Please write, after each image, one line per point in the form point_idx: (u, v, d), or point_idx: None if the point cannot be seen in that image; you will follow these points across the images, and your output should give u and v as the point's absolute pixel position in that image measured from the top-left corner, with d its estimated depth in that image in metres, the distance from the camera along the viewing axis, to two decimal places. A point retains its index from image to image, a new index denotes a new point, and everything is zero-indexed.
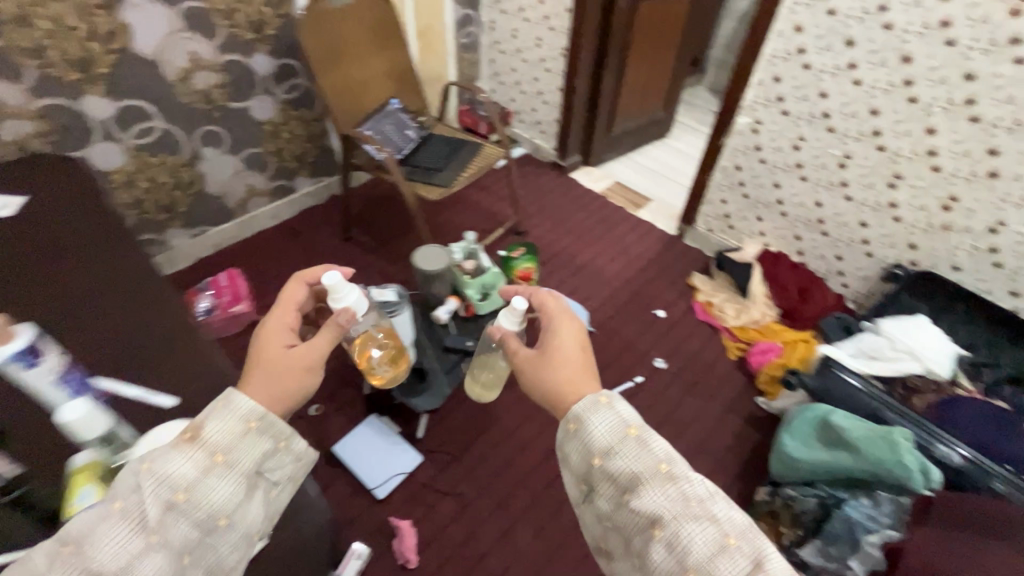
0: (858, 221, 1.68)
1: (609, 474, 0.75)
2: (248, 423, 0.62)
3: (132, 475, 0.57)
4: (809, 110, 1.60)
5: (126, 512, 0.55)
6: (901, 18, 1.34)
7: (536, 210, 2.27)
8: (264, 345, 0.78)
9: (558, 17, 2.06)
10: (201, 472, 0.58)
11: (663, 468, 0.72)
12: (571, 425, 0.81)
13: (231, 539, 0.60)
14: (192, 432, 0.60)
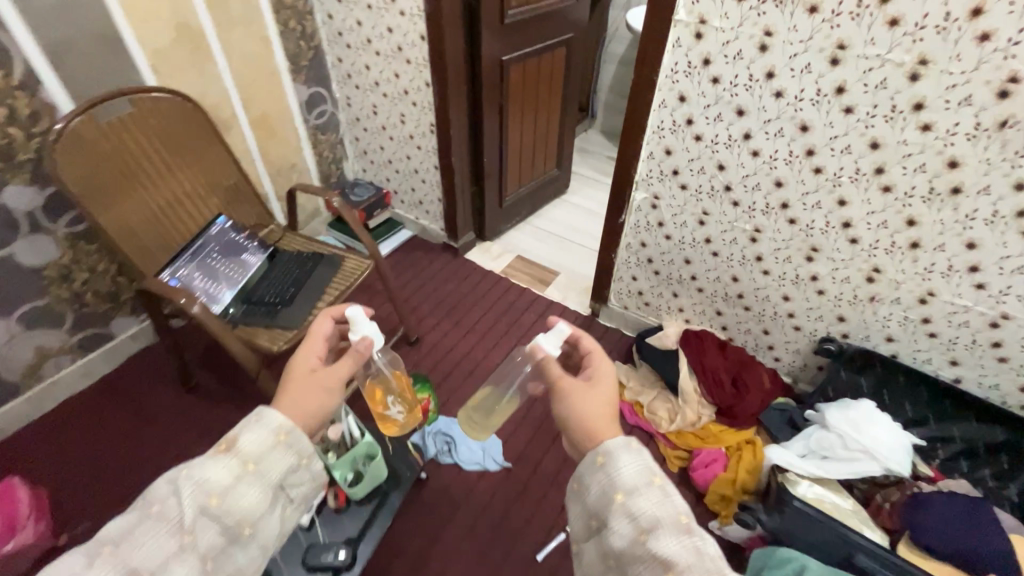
0: (780, 295, 1.45)
1: (629, 514, 0.67)
2: (279, 435, 0.71)
3: (168, 487, 0.65)
4: (708, 184, 1.37)
5: (161, 517, 0.62)
6: (791, 85, 1.13)
7: (428, 309, 1.94)
8: (304, 369, 0.84)
9: (418, 92, 1.78)
10: (233, 478, 0.66)
11: (682, 519, 0.66)
12: (599, 458, 0.74)
13: (250, 548, 0.67)
14: (227, 443, 0.69)
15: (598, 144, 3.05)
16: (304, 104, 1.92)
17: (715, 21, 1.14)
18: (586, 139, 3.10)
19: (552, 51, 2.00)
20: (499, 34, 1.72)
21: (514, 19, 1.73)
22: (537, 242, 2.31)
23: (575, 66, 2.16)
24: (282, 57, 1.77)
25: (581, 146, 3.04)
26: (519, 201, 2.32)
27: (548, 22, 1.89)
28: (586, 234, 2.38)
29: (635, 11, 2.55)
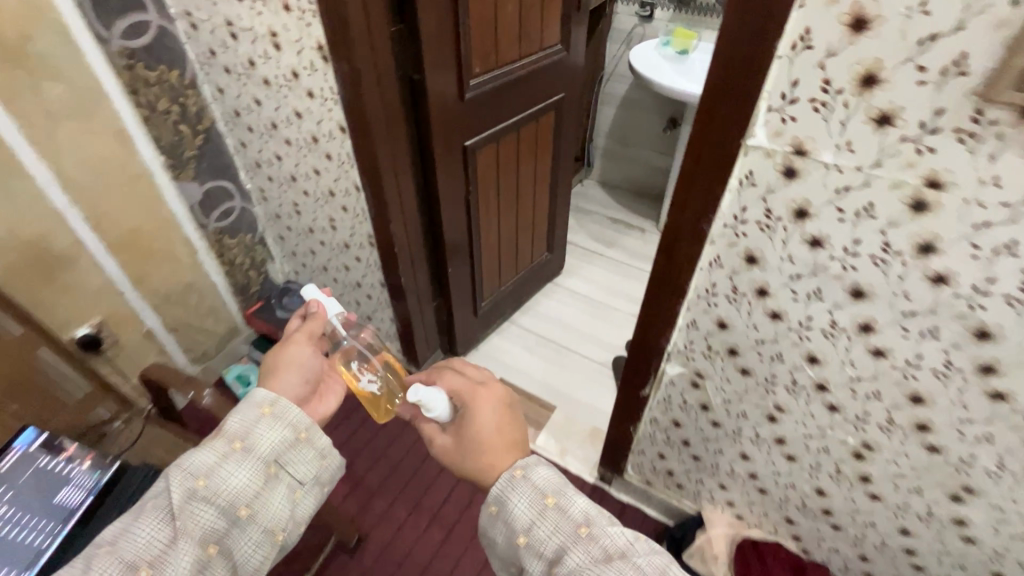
0: (894, 526, 0.94)
1: (537, 551, 0.71)
2: (264, 410, 0.77)
3: (164, 480, 0.71)
4: (788, 376, 0.86)
5: (158, 509, 0.68)
6: (970, 270, 0.61)
7: (381, 481, 1.44)
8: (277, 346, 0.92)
9: (348, 195, 1.25)
10: (219, 459, 0.72)
11: (582, 530, 0.70)
12: (491, 507, 0.76)
13: (253, 530, 0.72)
14: (217, 431, 0.75)
15: (597, 200, 2.54)
16: (197, 206, 1.40)
17: (826, 153, 0.62)
18: (583, 193, 2.58)
19: (537, 120, 1.48)
20: (457, 114, 1.20)
21: (480, 91, 1.21)
22: (525, 352, 1.81)
23: (567, 132, 1.65)
24: (153, 151, 1.26)
25: (577, 203, 2.53)
26: (501, 300, 1.81)
27: (529, 85, 1.37)
28: (588, 336, 1.88)
29: (641, 48, 2.03)
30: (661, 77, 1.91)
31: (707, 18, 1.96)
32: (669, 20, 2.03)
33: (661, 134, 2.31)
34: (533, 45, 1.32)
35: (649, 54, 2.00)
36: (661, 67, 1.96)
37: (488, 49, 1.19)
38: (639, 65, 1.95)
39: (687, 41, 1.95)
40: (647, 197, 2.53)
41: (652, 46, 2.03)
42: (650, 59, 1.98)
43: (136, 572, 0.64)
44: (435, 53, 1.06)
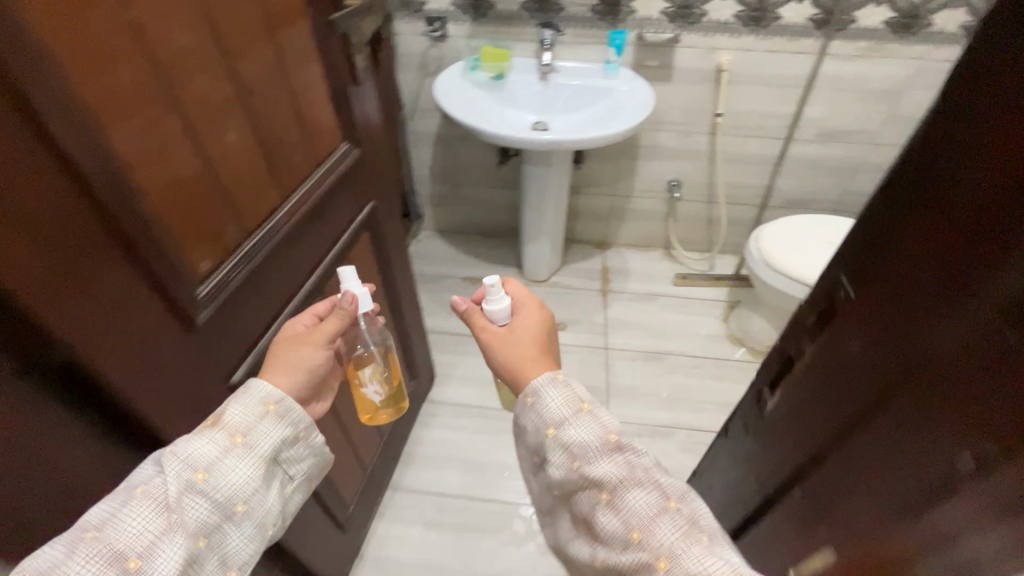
0: None
1: (565, 446, 0.67)
2: (268, 407, 0.61)
3: (157, 465, 0.54)
4: None
5: (147, 495, 0.51)
6: None
7: None
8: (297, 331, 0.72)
9: None
10: (221, 452, 0.55)
11: (611, 438, 0.66)
12: (527, 399, 0.72)
13: (248, 527, 0.56)
14: (213, 417, 0.58)
15: (442, 257, 2.05)
16: None
17: None
18: (423, 251, 2.08)
19: (344, 258, 0.96)
20: (195, 358, 0.63)
21: (223, 298, 0.64)
22: (430, 531, 1.33)
23: (391, 242, 1.14)
24: None
25: (420, 267, 2.02)
26: (371, 480, 1.28)
27: (313, 228, 0.83)
28: (497, 465, 1.46)
29: (444, 79, 1.53)
30: (483, 122, 1.47)
31: (514, 28, 1.53)
32: (469, 36, 1.57)
33: (495, 168, 1.90)
34: (295, 173, 0.77)
35: (458, 87, 1.52)
36: (478, 106, 1.52)
37: (210, 223, 0.63)
38: (451, 106, 1.45)
39: (501, 64, 1.52)
40: (498, 237, 2.12)
41: (457, 74, 1.56)
42: (461, 96, 1.51)
43: (121, 567, 0.47)
44: (83, 317, 0.47)
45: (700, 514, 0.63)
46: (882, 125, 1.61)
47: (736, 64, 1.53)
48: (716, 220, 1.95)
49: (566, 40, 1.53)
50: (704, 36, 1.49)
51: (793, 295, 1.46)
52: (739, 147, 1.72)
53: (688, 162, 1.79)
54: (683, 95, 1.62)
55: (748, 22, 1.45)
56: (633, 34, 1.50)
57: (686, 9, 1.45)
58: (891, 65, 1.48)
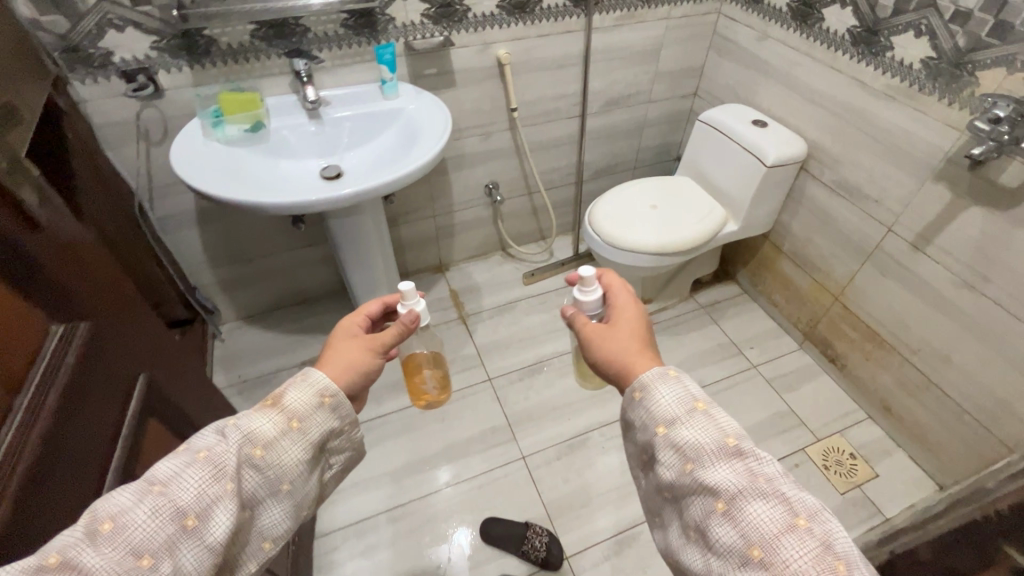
0: None
1: (676, 445, 0.59)
2: (324, 395, 0.63)
3: (216, 433, 0.55)
4: None
5: (209, 460, 0.52)
6: None
7: None
8: (350, 337, 0.79)
9: None
10: (280, 432, 0.58)
11: (729, 443, 0.57)
12: (636, 395, 0.64)
13: (287, 504, 0.59)
14: (274, 397, 0.60)
15: (261, 350, 1.65)
16: None
17: None
18: (232, 351, 1.64)
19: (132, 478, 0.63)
20: None
21: None
22: None
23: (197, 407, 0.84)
24: None
25: (237, 373, 1.60)
26: None
27: (61, 483, 0.51)
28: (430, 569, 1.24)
29: (180, 148, 1.14)
30: (260, 189, 1.14)
31: (254, 63, 1.21)
32: (196, 83, 1.20)
33: (289, 228, 1.56)
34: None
35: (205, 153, 1.15)
36: (243, 170, 1.18)
37: None
38: (207, 180, 1.08)
39: (254, 110, 1.19)
40: (321, 300, 1.79)
41: (197, 136, 1.18)
42: (214, 163, 1.14)
43: (180, 523, 0.48)
44: None
45: (845, 538, 0.51)
46: (652, 83, 1.71)
47: (514, 55, 1.45)
48: (542, 209, 1.92)
49: (325, 64, 1.27)
50: (475, 32, 1.37)
51: (641, 266, 1.49)
52: (541, 134, 1.68)
53: (498, 161, 1.70)
54: (473, 97, 1.50)
55: (512, 10, 1.37)
56: (399, 43, 1.31)
57: (447, 8, 1.30)
58: (644, 29, 1.56)
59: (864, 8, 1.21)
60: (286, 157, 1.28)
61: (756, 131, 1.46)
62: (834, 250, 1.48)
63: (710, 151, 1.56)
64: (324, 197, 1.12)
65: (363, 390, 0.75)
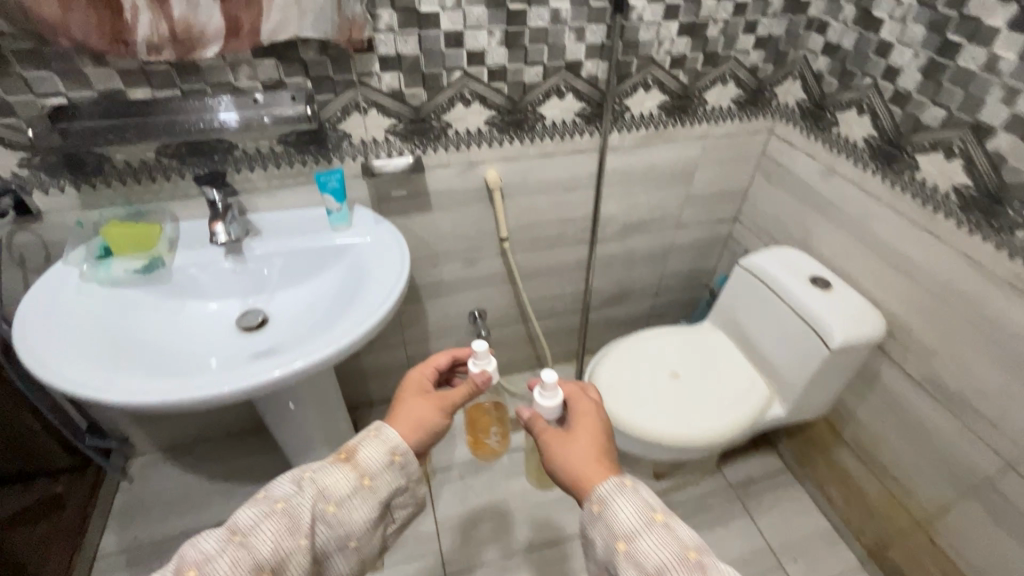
0: None
1: (638, 562, 0.58)
2: (394, 455, 0.71)
3: (294, 485, 0.66)
4: None
5: (285, 512, 0.63)
6: None
7: None
8: (418, 386, 0.81)
9: None
10: (350, 491, 0.67)
11: (691, 557, 0.57)
12: (595, 508, 0.64)
13: (349, 555, 0.68)
14: (348, 453, 0.70)
15: (170, 500, 1.33)
16: None
17: None
18: (135, 500, 1.32)
19: None
20: None
21: None
22: None
23: None
24: None
25: (132, 534, 1.27)
26: None
27: None
28: None
29: (29, 313, 0.82)
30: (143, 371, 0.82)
31: (163, 182, 0.95)
32: (85, 206, 0.93)
33: None
34: None
35: (67, 314, 0.83)
36: (123, 330, 0.87)
37: None
38: (55, 362, 0.76)
39: (151, 250, 0.93)
40: (261, 433, 1.48)
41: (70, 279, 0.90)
42: (79, 332, 0.82)
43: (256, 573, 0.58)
44: None
45: None
46: (681, 207, 1.40)
47: (506, 176, 1.16)
48: (539, 339, 1.59)
49: (257, 184, 1.00)
50: (456, 150, 1.08)
51: (653, 457, 1.13)
52: (540, 261, 1.37)
53: (485, 289, 1.38)
54: (453, 221, 1.20)
55: (505, 127, 1.08)
56: (355, 162, 1.03)
57: (419, 123, 1.02)
58: (674, 149, 1.26)
59: (981, 165, 0.88)
60: (195, 302, 0.99)
61: (817, 295, 1.11)
62: (918, 463, 1.09)
63: (751, 306, 1.22)
64: (223, 389, 0.77)
65: (426, 447, 0.76)
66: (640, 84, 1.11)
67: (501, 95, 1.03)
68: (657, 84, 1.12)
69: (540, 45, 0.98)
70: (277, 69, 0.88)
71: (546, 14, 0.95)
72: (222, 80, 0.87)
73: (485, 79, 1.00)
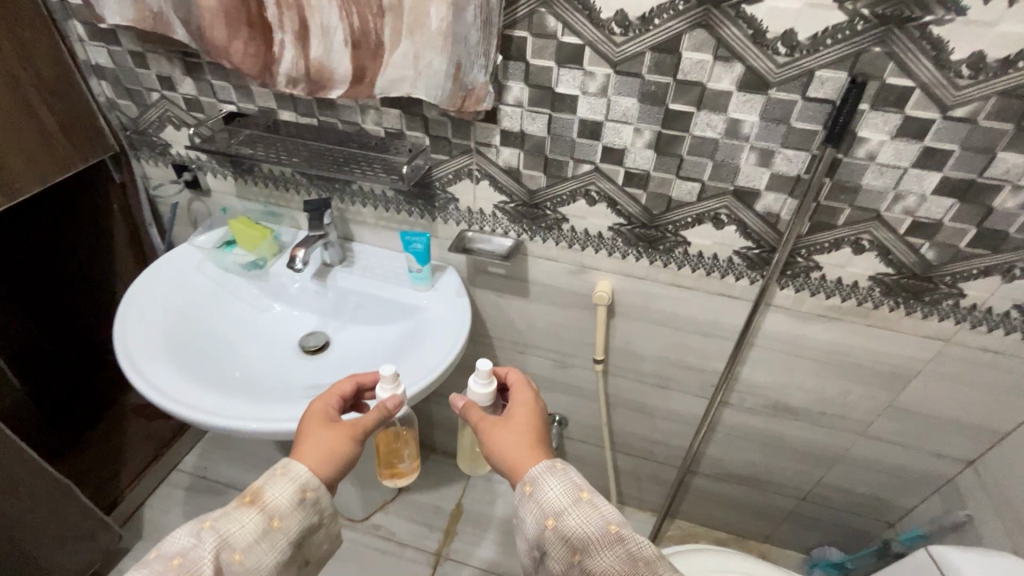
0: None
1: (565, 537, 0.59)
2: (304, 492, 0.63)
3: (192, 534, 0.58)
4: None
5: (182, 570, 0.55)
6: None
7: None
8: (328, 408, 0.70)
9: None
10: (258, 535, 0.59)
11: (612, 529, 0.58)
12: (525, 487, 0.63)
13: None
14: (252, 495, 0.61)
15: (242, 450, 1.46)
16: None
17: None
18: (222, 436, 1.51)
19: None
20: None
21: None
22: None
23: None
24: None
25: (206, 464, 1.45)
26: None
27: None
28: None
29: (138, 304, 0.92)
30: (203, 373, 0.88)
31: (293, 194, 1.01)
32: (239, 195, 1.05)
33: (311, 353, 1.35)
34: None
35: (172, 304, 0.94)
36: (207, 334, 0.95)
37: None
38: (139, 353, 0.84)
39: (257, 250, 0.99)
40: None
41: (198, 258, 1.02)
42: (170, 331, 0.90)
43: None
44: None
45: None
46: (872, 413, 0.96)
47: (621, 292, 0.94)
48: (621, 475, 1.30)
49: (366, 219, 1.00)
50: (569, 247, 0.91)
51: None
52: (643, 397, 1.09)
53: (569, 398, 1.18)
54: (547, 317, 1.03)
55: (634, 241, 0.87)
56: (457, 228, 0.95)
57: (532, 209, 0.88)
58: (884, 338, 0.85)
59: None
60: (283, 308, 1.04)
61: None
62: None
63: None
64: (245, 425, 0.75)
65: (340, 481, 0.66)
66: (845, 241, 0.76)
67: (637, 204, 0.82)
68: (877, 247, 0.76)
69: (702, 158, 0.74)
70: (399, 120, 0.84)
71: (719, 124, 0.70)
72: (352, 119, 0.87)
73: (620, 181, 0.80)
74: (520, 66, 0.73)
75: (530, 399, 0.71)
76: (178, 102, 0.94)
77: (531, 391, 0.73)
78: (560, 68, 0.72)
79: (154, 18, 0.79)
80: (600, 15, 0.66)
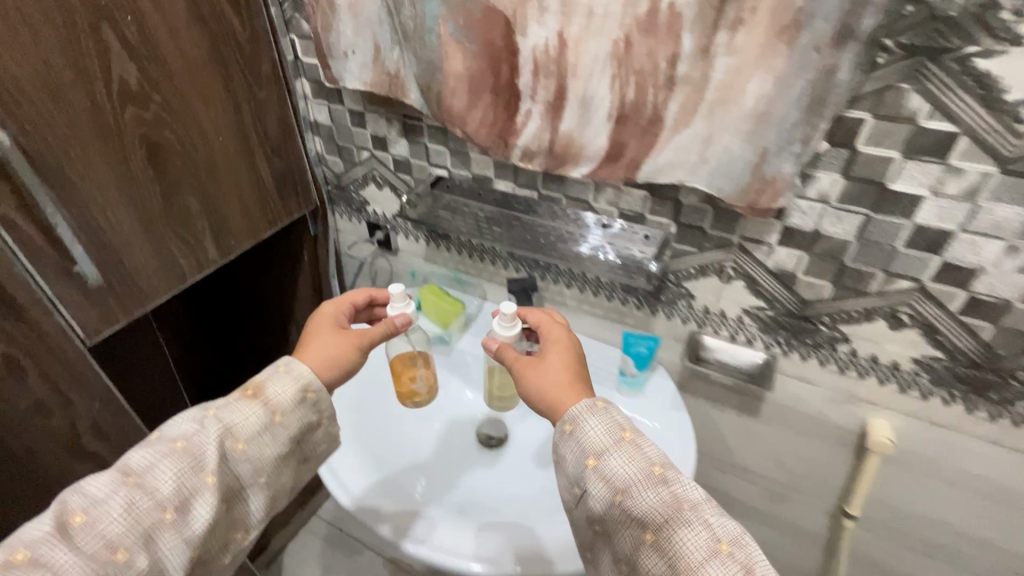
0: None
1: (605, 480, 0.48)
2: (307, 392, 0.58)
3: (196, 422, 0.53)
4: None
5: (186, 453, 0.50)
6: None
7: None
8: (335, 316, 0.67)
9: None
10: (259, 428, 0.54)
11: (656, 472, 0.47)
12: (565, 428, 0.53)
13: (261, 498, 0.55)
14: (254, 389, 0.56)
15: None
16: None
17: None
18: None
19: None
20: None
21: None
22: None
23: None
24: None
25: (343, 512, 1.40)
26: None
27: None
28: None
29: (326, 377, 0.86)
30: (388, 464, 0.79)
31: (488, 265, 0.91)
32: (426, 258, 0.98)
33: None
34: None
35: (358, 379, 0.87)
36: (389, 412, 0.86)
37: None
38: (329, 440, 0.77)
39: (447, 324, 0.90)
40: None
41: None
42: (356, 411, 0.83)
43: (159, 515, 0.48)
44: None
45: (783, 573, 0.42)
46: None
47: (903, 437, 0.71)
48: None
49: (567, 302, 0.87)
50: (839, 372, 0.70)
51: None
52: (893, 561, 0.83)
53: (777, 534, 0.94)
54: (776, 441, 0.82)
55: (948, 380, 0.64)
56: (684, 326, 0.78)
57: (798, 321, 0.69)
58: None
59: None
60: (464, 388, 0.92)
61: None
62: None
63: None
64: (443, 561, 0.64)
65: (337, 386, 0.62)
66: None
67: (973, 337, 0.59)
68: None
69: None
70: (643, 203, 0.70)
71: None
72: (580, 197, 0.74)
73: (955, 307, 0.59)
74: (841, 153, 0.55)
75: (565, 341, 0.61)
76: (386, 162, 0.89)
77: (565, 330, 0.63)
78: (905, 162, 0.53)
79: (389, 81, 0.73)
80: (1003, 95, 0.46)
